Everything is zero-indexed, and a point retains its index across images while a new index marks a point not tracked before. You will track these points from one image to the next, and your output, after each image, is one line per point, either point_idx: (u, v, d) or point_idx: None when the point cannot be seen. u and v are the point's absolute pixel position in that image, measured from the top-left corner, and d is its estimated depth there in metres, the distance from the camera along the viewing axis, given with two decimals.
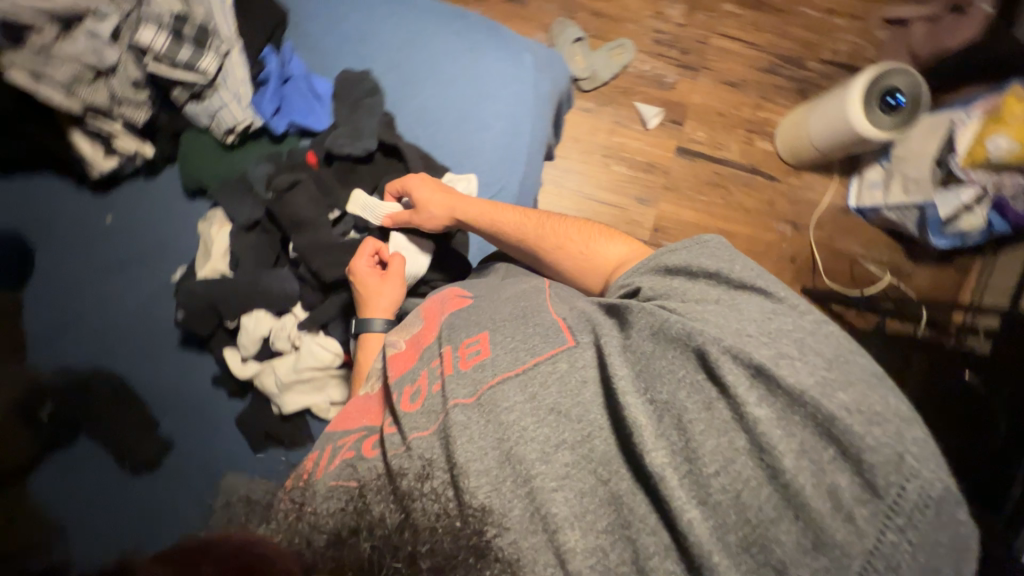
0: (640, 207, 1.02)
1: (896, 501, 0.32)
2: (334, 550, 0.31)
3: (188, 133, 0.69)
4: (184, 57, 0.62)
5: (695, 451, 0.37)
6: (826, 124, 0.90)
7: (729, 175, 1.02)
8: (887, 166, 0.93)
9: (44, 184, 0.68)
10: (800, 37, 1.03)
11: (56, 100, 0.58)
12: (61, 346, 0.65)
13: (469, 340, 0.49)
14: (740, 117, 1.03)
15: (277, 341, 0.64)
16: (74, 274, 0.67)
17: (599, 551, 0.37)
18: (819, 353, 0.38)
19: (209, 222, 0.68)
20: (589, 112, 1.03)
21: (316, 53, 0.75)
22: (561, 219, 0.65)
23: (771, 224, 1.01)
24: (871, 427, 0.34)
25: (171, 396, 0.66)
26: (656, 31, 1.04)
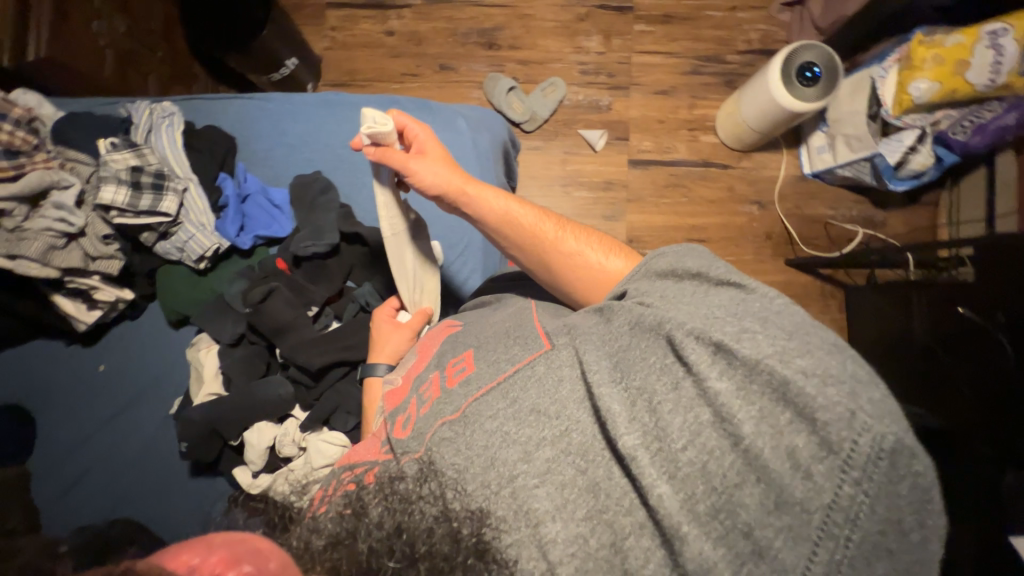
0: (610, 222, 1.39)
1: (850, 455, 0.38)
2: (331, 551, 0.41)
3: (163, 268, 0.91)
4: (146, 203, 0.82)
5: (665, 429, 0.43)
6: (754, 106, 1.24)
7: (682, 173, 1.41)
8: (828, 132, 1.31)
9: (48, 349, 0.90)
10: (713, 36, 1.45)
11: (35, 269, 0.76)
12: (72, 505, 0.85)
13: (456, 360, 0.59)
14: (680, 120, 1.43)
15: (284, 447, 0.80)
16: (80, 429, 0.88)
17: (580, 539, 0.42)
18: (783, 327, 0.44)
19: (197, 347, 0.88)
20: (539, 148, 1.41)
21: (269, 168, 1.00)
22: (571, 227, 0.74)
23: (740, 208, 1.40)
24: (825, 388, 0.39)
25: (185, 515, 0.85)
26: (581, 64, 1.44)
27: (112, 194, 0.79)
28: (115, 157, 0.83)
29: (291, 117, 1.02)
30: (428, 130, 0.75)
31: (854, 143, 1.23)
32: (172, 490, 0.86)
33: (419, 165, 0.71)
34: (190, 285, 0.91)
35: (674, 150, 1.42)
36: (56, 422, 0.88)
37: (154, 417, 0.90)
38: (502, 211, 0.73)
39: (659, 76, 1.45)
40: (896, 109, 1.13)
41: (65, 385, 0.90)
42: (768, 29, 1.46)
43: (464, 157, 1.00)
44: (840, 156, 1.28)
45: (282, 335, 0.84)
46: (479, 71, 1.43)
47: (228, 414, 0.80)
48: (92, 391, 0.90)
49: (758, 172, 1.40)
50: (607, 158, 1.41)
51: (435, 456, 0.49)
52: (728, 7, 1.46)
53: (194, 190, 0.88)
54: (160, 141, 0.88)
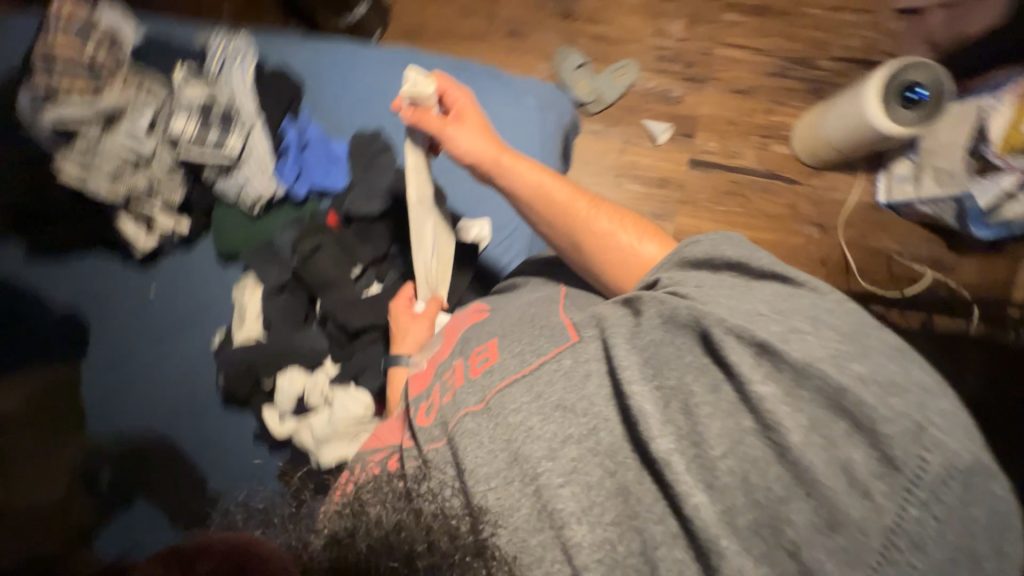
0: (657, 221, 1.32)
1: (917, 474, 0.37)
2: (329, 551, 0.38)
3: (218, 208, 0.93)
4: (213, 139, 0.85)
5: (702, 435, 0.44)
6: (841, 121, 1.16)
7: (745, 181, 1.33)
8: (916, 161, 1.20)
9: (105, 266, 0.94)
10: (809, 37, 1.35)
11: (104, 188, 0.84)
12: (112, 418, 0.88)
13: (479, 350, 0.58)
14: (753, 124, 1.34)
15: (312, 396, 0.83)
16: (127, 346, 0.92)
17: (606, 544, 0.43)
18: (835, 329, 0.45)
19: (241, 289, 0.89)
20: (598, 133, 1.36)
21: (332, 118, 1.00)
22: (601, 205, 0.74)
23: (800, 228, 1.30)
24: (888, 397, 0.40)
25: (210, 443, 0.87)
26: (659, 49, 1.37)
27: (183, 126, 0.84)
28: (189, 89, 0.85)
29: (361, 69, 1.01)
30: (470, 98, 0.77)
31: (945, 177, 1.13)
32: (204, 420, 0.88)
33: (456, 131, 0.74)
34: (242, 226, 0.92)
35: (741, 155, 1.33)
36: (104, 333, 0.92)
37: (195, 347, 0.92)
38: (534, 184, 0.73)
39: (740, 73, 1.36)
40: (1003, 148, 1.03)
41: (116, 299, 0.93)
42: (871, 37, 1.33)
43: (528, 138, 0.99)
44: (923, 191, 1.19)
45: (326, 289, 0.88)
46: (551, 43, 1.38)
47: (269, 359, 0.85)
48: (140, 310, 0.93)
49: (827, 193, 1.31)
50: (667, 154, 1.35)
51: (457, 447, 0.50)
52: (832, 7, 1.35)
53: (258, 131, 0.88)
54: (232, 77, 0.89)
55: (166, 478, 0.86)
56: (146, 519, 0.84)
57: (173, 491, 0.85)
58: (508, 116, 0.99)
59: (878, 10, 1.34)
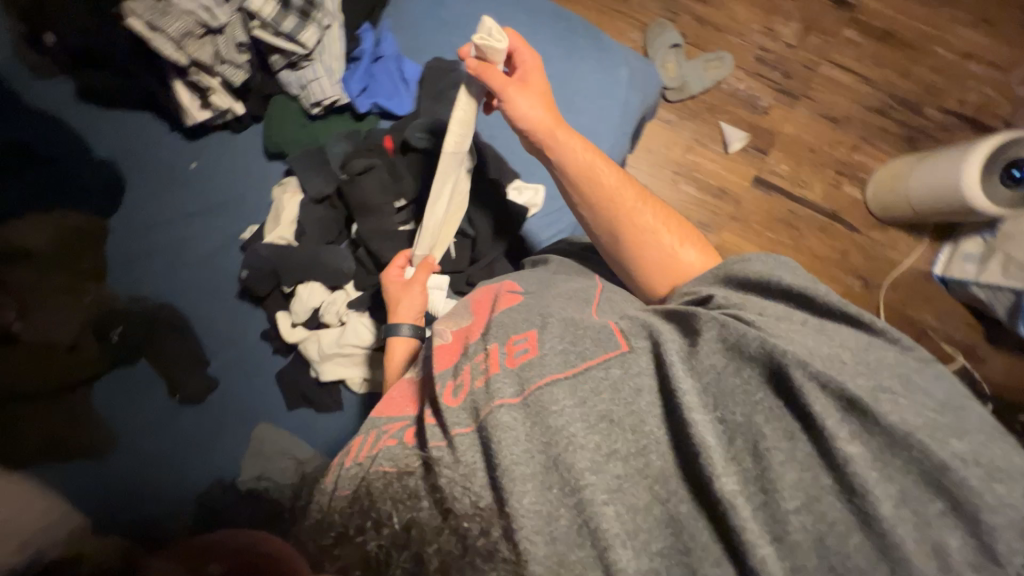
0: (701, 230, 1.26)
1: (1015, 570, 0.36)
2: (337, 548, 0.39)
3: (278, 98, 0.92)
4: (289, 28, 0.82)
5: (774, 484, 0.41)
6: (927, 181, 1.10)
7: (802, 214, 1.25)
8: (988, 241, 1.12)
9: (156, 129, 0.94)
10: (925, 78, 1.24)
11: (167, 50, 0.79)
12: (131, 278, 0.89)
13: (517, 338, 0.53)
14: (832, 157, 1.26)
15: (327, 313, 0.85)
16: (161, 213, 0.92)
17: (652, 573, 0.42)
18: (933, 398, 0.44)
19: (284, 188, 0.89)
20: (670, 123, 1.29)
21: (415, 37, 0.97)
22: (647, 202, 0.70)
23: (844, 277, 1.23)
24: (992, 484, 0.39)
25: (220, 330, 0.89)
26: (761, 50, 1.28)
27: (261, 4, 0.80)
28: None
29: None
30: (538, 65, 0.73)
31: (1013, 267, 1.04)
32: (218, 303, 0.90)
33: (517, 94, 0.70)
34: (296, 126, 0.91)
35: (809, 187, 1.26)
36: (142, 196, 0.92)
37: (225, 231, 0.93)
38: (591, 169, 0.70)
39: (837, 98, 1.26)
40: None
41: (161, 165, 0.94)
42: (989, 97, 1.23)
43: (608, 110, 0.94)
44: (984, 274, 1.10)
45: (363, 215, 0.86)
46: (649, 15, 1.29)
47: (292, 265, 0.84)
48: (182, 180, 0.94)
49: (878, 249, 1.24)
50: (733, 164, 1.28)
51: (491, 438, 0.45)
52: (961, 52, 1.24)
53: (334, 31, 0.88)
54: None
55: (172, 346, 0.86)
56: (146, 381, 0.85)
57: (174, 363, 0.85)
58: (594, 82, 0.95)
59: (1008, 70, 1.23)
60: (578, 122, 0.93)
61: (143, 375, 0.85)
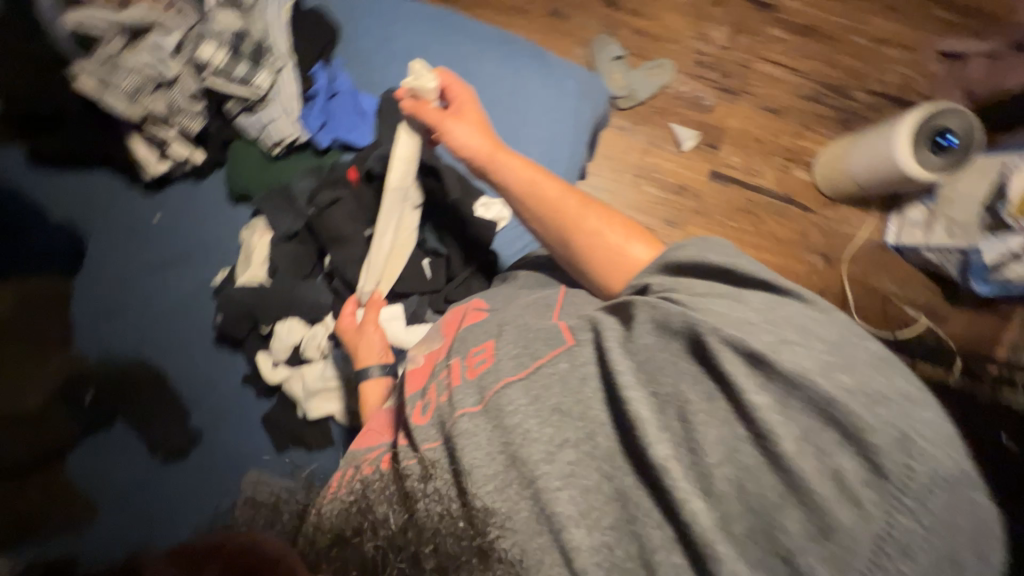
0: (668, 227, 1.33)
1: (906, 482, 0.38)
2: (335, 555, 0.41)
3: (237, 142, 0.93)
4: (241, 73, 0.87)
5: (698, 442, 0.45)
6: (867, 157, 1.19)
7: (759, 201, 1.34)
8: (931, 207, 1.20)
9: (115, 186, 0.94)
10: (848, 65, 1.35)
11: (122, 106, 0.83)
12: (100, 338, 0.88)
13: (476, 349, 0.61)
14: (778, 145, 1.34)
15: (308, 349, 0.86)
16: (126, 269, 0.92)
17: (604, 547, 0.46)
18: (823, 338, 0.47)
19: (252, 230, 0.91)
20: (625, 129, 1.36)
21: (368, 69, 1.00)
22: (591, 204, 0.74)
23: (806, 256, 1.32)
24: (872, 407, 0.41)
25: (197, 380, 0.89)
26: (698, 54, 1.36)
27: (212, 55, 0.85)
28: (221, 20, 0.88)
29: (407, 27, 1.02)
30: (472, 96, 0.80)
31: (956, 229, 1.13)
32: (195, 352, 0.90)
33: (454, 125, 0.77)
34: (259, 167, 0.93)
35: (761, 175, 1.34)
36: (105, 254, 0.92)
37: (195, 279, 0.93)
38: (533, 183, 0.75)
39: (773, 92, 1.35)
40: (1018, 209, 0.99)
41: (123, 221, 0.93)
42: (908, 76, 1.34)
43: (561, 123, 0.99)
44: (932, 239, 1.19)
45: (340, 244, 0.88)
46: (593, 32, 1.37)
47: (269, 304, 0.85)
48: (146, 233, 0.94)
49: (839, 226, 1.33)
50: (689, 162, 1.35)
51: (456, 446, 0.52)
52: (876, 39, 1.34)
53: (288, 72, 0.90)
54: (267, 14, 0.90)
55: (150, 402, 0.86)
56: (124, 441, 0.85)
57: (154, 419, 0.85)
58: (544, 98, 1.00)
59: (921, 50, 1.33)
60: (534, 138, 0.98)
61: (120, 436, 0.85)
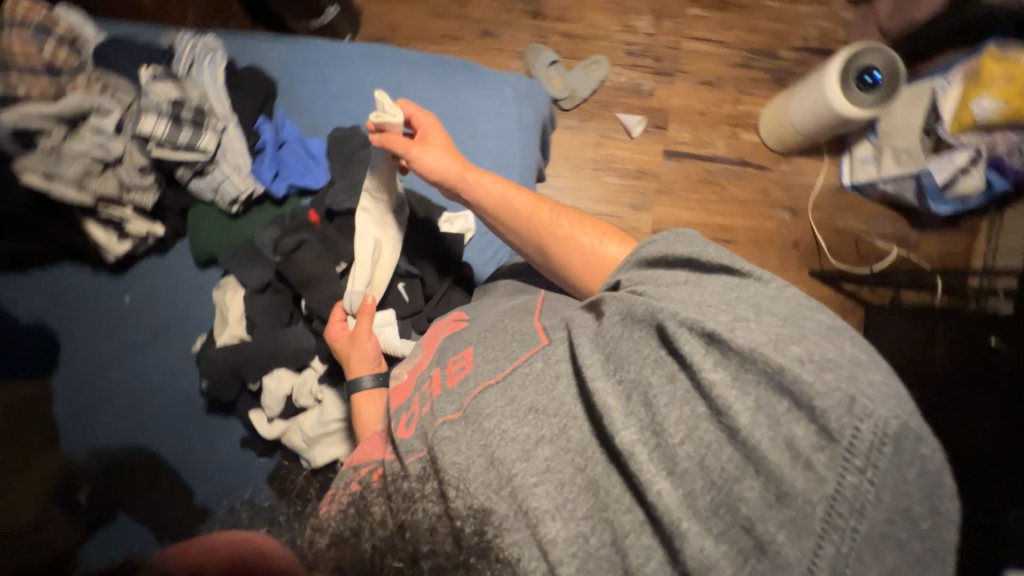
0: (636, 212, 1.36)
1: (851, 442, 0.39)
2: (333, 550, 0.40)
3: (196, 206, 0.93)
4: (185, 139, 0.83)
5: (661, 424, 0.46)
6: (804, 106, 1.20)
7: (717, 170, 1.37)
8: (876, 142, 1.26)
9: (72, 276, 0.91)
10: (770, 28, 1.39)
11: (71, 194, 0.78)
12: (89, 433, 0.87)
13: (455, 358, 0.63)
14: (722, 114, 1.38)
15: (301, 397, 0.84)
16: (103, 357, 0.91)
17: (580, 537, 0.45)
18: (776, 313, 0.46)
19: (223, 289, 0.89)
20: (574, 127, 1.38)
21: (308, 113, 1.00)
22: (565, 212, 0.77)
23: (772, 213, 1.36)
24: (821, 373, 0.41)
25: (198, 456, 0.88)
26: (628, 44, 1.39)
27: (152, 126, 0.81)
28: (156, 88, 0.84)
29: (336, 66, 1.01)
30: (433, 121, 0.79)
31: (903, 156, 1.18)
32: (190, 427, 0.89)
33: (421, 151, 0.76)
34: (219, 228, 0.92)
35: (713, 145, 1.37)
36: (79, 348, 0.90)
37: (176, 354, 0.92)
38: (507, 199, 0.75)
39: (706, 65, 1.39)
40: (954, 127, 1.09)
41: (93, 311, 0.92)
42: (827, 28, 1.39)
43: (507, 130, 1.00)
44: (884, 169, 1.24)
45: (307, 287, 0.85)
46: (523, 41, 1.39)
47: (249, 359, 0.83)
48: (117, 317, 0.92)
49: (795, 177, 1.36)
50: (641, 146, 1.38)
51: (439, 454, 0.52)
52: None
53: (232, 130, 0.88)
54: (201, 75, 0.88)
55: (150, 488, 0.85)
56: (128, 532, 0.82)
57: (157, 504, 0.84)
58: (486, 109, 1.01)
59: (832, 2, 1.39)
60: (484, 150, 0.99)
61: (126, 529, 0.82)
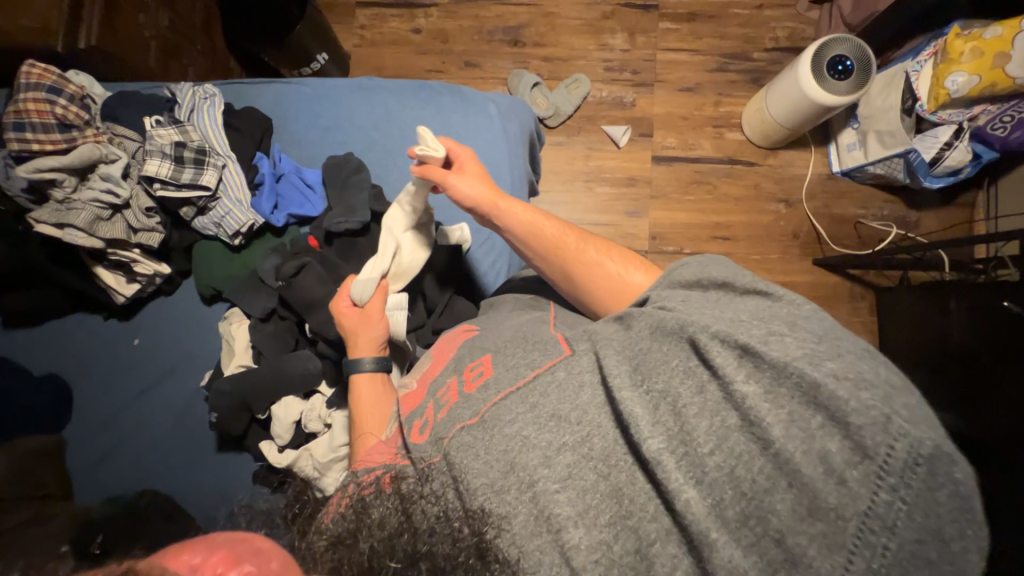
0: (632, 219, 1.37)
1: (885, 460, 0.39)
2: (333, 552, 0.44)
3: (199, 243, 0.94)
4: (188, 176, 0.86)
5: (690, 433, 0.45)
6: (781, 99, 1.22)
7: (706, 171, 1.39)
8: (859, 129, 1.28)
9: (86, 326, 0.95)
10: (740, 33, 1.42)
11: (81, 239, 0.81)
12: (103, 481, 0.90)
13: (474, 364, 0.61)
14: (705, 117, 1.40)
15: (310, 422, 0.84)
16: (112, 406, 0.93)
17: (603, 545, 0.46)
18: (811, 332, 0.47)
19: (229, 320, 0.92)
20: (562, 144, 1.40)
21: (301, 148, 1.02)
22: (595, 239, 0.77)
23: (767, 207, 1.37)
24: (858, 392, 0.41)
25: (208, 491, 0.89)
26: (605, 61, 1.43)
27: (157, 167, 0.84)
28: (160, 133, 0.87)
29: (327, 100, 1.04)
30: (469, 152, 0.82)
31: (887, 138, 1.21)
32: (202, 468, 0.90)
33: (457, 179, 0.78)
34: (223, 262, 0.93)
35: (700, 147, 1.39)
36: (91, 397, 0.93)
37: (184, 394, 0.93)
38: (538, 225, 0.76)
39: (684, 73, 1.42)
40: (931, 104, 1.12)
41: (100, 357, 0.94)
42: (795, 27, 1.42)
43: (495, 145, 1.02)
44: (870, 152, 1.26)
45: (311, 310, 0.85)
46: (504, 68, 1.43)
47: (255, 388, 0.84)
48: (127, 362, 0.94)
49: (786, 169, 1.38)
50: (630, 154, 1.40)
51: (456, 461, 0.52)
52: (755, 5, 1.43)
53: (232, 167, 0.91)
54: (202, 119, 0.92)
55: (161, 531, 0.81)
56: None
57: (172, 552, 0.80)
58: (472, 128, 1.02)
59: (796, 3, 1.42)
60: None
61: None
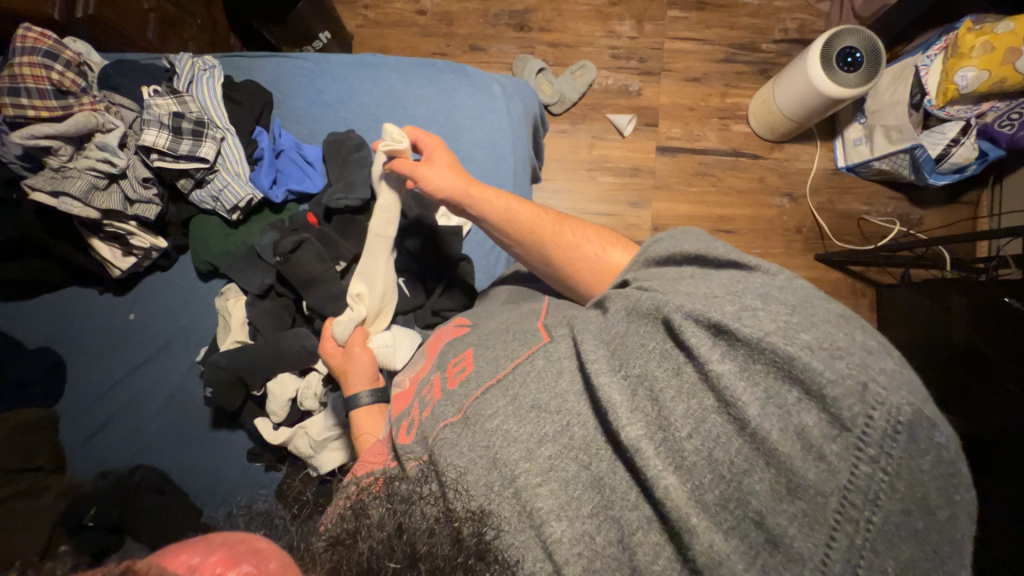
0: (634, 209, 1.36)
1: (863, 432, 0.38)
2: (332, 552, 0.40)
3: (196, 218, 0.93)
4: (185, 148, 0.84)
5: (668, 419, 0.45)
6: (788, 89, 1.20)
7: (711, 163, 1.37)
8: (865, 123, 1.27)
9: (84, 301, 0.95)
10: (748, 24, 1.39)
11: (75, 209, 0.80)
12: (97, 455, 0.90)
13: (456, 362, 0.64)
14: (712, 108, 1.38)
15: (306, 400, 0.83)
16: (107, 381, 0.93)
17: (586, 536, 0.45)
18: (784, 303, 0.45)
19: (226, 296, 0.92)
20: (566, 132, 1.38)
21: (302, 126, 1.00)
22: (572, 222, 0.75)
23: (772, 200, 1.36)
24: (832, 361, 0.40)
25: (201, 468, 0.90)
26: (612, 48, 1.40)
27: (154, 137, 0.83)
28: (157, 103, 0.85)
29: (327, 76, 1.02)
30: (440, 142, 0.82)
31: (894, 133, 1.19)
32: (196, 445, 0.91)
33: (427, 171, 0.78)
34: (220, 237, 0.92)
35: (705, 138, 1.37)
36: (86, 371, 0.93)
37: (178, 370, 0.93)
38: (513, 212, 0.75)
39: (691, 63, 1.40)
40: (940, 99, 1.10)
41: (95, 332, 0.94)
42: (805, 19, 1.39)
43: (497, 127, 1.00)
44: (877, 147, 1.23)
45: (310, 286, 0.85)
46: (508, 53, 1.40)
47: (253, 365, 0.84)
48: (122, 337, 0.94)
49: (791, 163, 1.36)
50: (634, 144, 1.38)
51: (438, 456, 0.52)
52: None
53: (230, 140, 0.89)
54: (200, 91, 0.90)
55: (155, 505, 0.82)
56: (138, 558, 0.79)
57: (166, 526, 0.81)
58: (475, 109, 1.01)
59: None
60: (477, 151, 0.99)
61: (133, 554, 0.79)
